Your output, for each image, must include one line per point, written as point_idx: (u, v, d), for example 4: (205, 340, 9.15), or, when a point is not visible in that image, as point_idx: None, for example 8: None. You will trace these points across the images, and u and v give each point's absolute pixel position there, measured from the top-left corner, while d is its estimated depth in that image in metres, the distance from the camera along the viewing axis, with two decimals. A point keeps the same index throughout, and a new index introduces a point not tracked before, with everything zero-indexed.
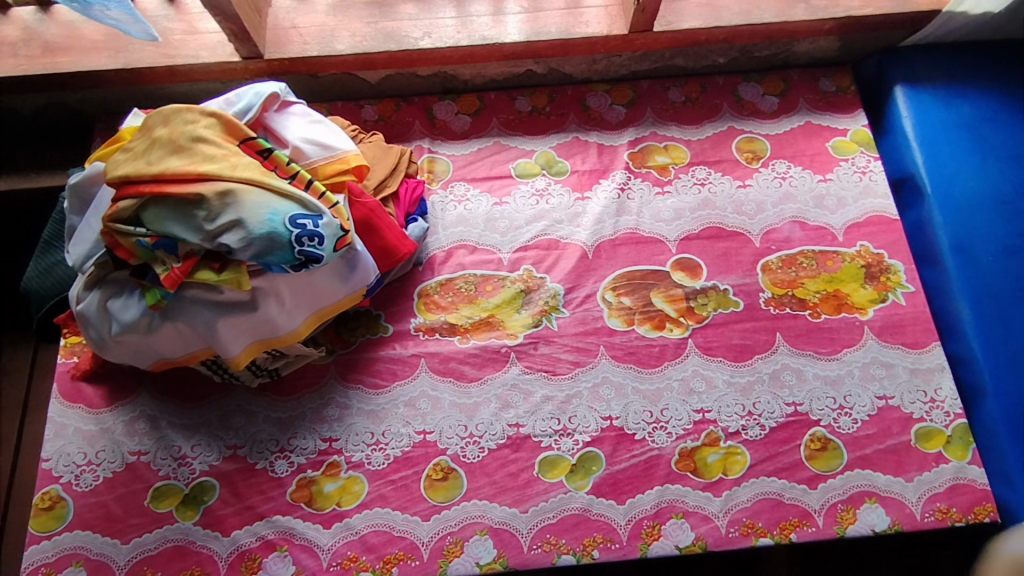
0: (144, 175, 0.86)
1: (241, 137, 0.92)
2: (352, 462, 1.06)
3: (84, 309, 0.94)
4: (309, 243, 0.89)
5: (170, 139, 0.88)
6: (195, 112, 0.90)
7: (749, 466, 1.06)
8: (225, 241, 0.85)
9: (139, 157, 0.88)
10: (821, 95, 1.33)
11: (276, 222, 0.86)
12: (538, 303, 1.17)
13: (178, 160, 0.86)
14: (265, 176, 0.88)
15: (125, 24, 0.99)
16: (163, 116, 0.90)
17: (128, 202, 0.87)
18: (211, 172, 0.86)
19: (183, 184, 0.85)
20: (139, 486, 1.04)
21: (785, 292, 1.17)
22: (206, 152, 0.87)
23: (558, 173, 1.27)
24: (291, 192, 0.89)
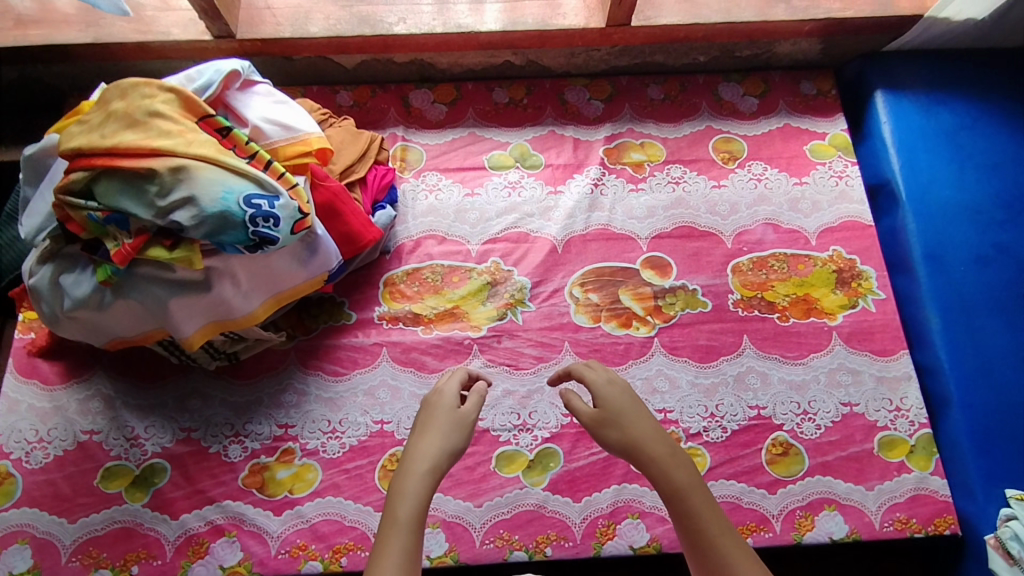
0: (97, 147, 0.84)
1: (201, 115, 0.90)
2: (306, 449, 1.05)
3: (38, 283, 0.93)
4: (266, 224, 0.88)
5: (126, 113, 0.86)
6: (153, 87, 0.88)
7: (708, 468, 1.05)
8: (178, 217, 0.84)
9: (93, 130, 0.86)
10: (801, 97, 1.32)
11: (232, 200, 0.86)
12: (504, 296, 1.15)
13: (132, 134, 0.85)
14: (221, 154, 0.87)
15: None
16: (120, 89, 0.88)
17: (78, 174, 0.85)
18: (166, 147, 0.84)
19: (137, 158, 0.84)
20: (89, 465, 1.03)
21: (754, 294, 1.16)
22: (161, 127, 0.86)
23: (532, 166, 1.25)
24: (247, 171, 0.87)
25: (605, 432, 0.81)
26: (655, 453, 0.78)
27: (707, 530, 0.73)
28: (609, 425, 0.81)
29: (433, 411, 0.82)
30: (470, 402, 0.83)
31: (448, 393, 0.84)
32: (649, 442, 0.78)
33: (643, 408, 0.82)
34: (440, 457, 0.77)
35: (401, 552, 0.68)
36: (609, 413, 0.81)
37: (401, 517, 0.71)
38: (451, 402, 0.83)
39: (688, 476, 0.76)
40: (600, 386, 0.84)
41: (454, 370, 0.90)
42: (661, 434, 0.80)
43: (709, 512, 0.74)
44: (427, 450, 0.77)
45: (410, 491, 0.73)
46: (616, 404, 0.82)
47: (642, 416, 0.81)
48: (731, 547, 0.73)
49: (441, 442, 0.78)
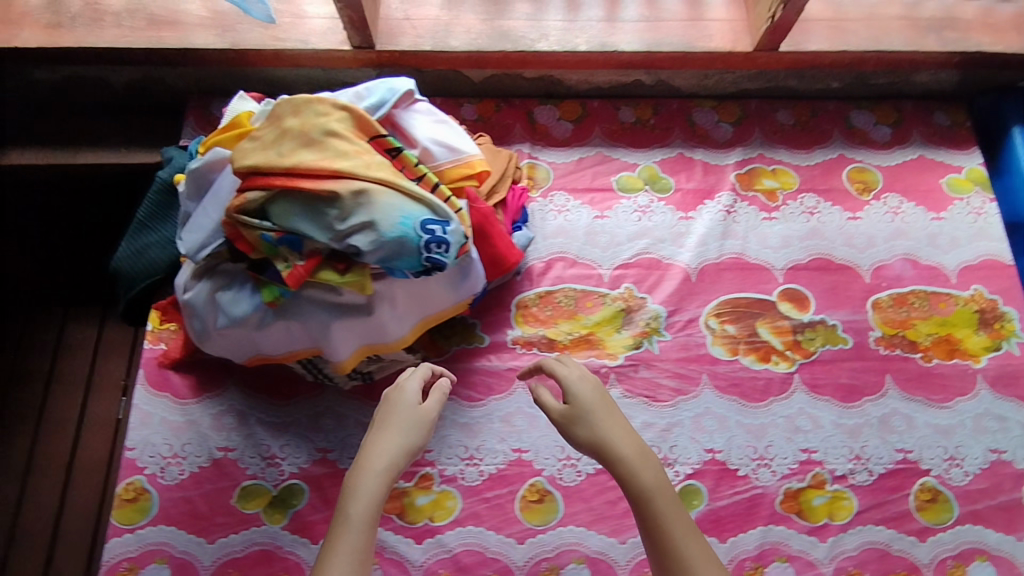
0: (274, 166, 0.82)
1: (372, 134, 0.87)
2: (445, 475, 1.03)
3: (193, 299, 0.91)
4: (439, 251, 0.85)
5: (301, 130, 0.83)
6: (327, 103, 0.85)
7: (857, 512, 1.04)
8: (354, 241, 0.82)
9: (268, 147, 0.84)
10: (935, 128, 1.28)
11: (408, 225, 0.83)
12: (639, 324, 1.13)
13: (311, 154, 0.82)
14: (397, 178, 0.84)
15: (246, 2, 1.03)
16: (293, 105, 0.85)
17: (253, 193, 0.82)
18: (346, 169, 0.81)
19: (316, 178, 0.81)
20: (226, 484, 1.01)
21: (895, 332, 1.14)
22: (339, 147, 0.83)
23: (661, 190, 1.21)
24: (422, 195, 0.84)
25: (573, 428, 0.87)
26: (624, 454, 0.83)
27: (669, 528, 0.79)
28: (578, 423, 0.87)
29: (393, 408, 0.87)
30: (431, 400, 0.89)
31: (410, 390, 0.89)
32: (618, 440, 0.84)
33: (612, 409, 0.88)
34: (399, 454, 0.83)
35: (356, 543, 0.75)
36: (577, 411, 0.87)
37: (352, 513, 0.77)
38: (412, 399, 0.89)
39: (654, 477, 0.82)
40: (573, 385, 0.89)
41: (419, 366, 0.95)
42: (623, 431, 0.86)
43: (672, 509, 0.80)
44: (386, 448, 0.83)
45: (366, 486, 0.79)
46: (585, 404, 0.87)
47: (608, 414, 0.87)
48: (695, 548, 0.78)
49: (400, 439, 0.84)
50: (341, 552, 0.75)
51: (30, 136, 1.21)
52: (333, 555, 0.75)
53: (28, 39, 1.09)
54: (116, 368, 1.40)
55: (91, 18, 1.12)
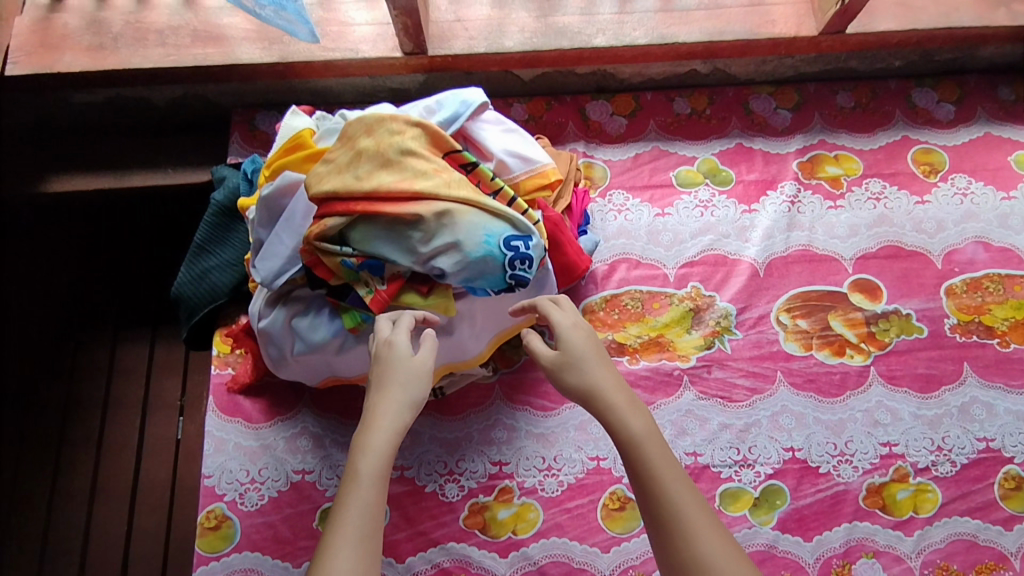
0: (354, 191, 0.79)
1: (447, 150, 0.85)
2: (524, 488, 1.02)
3: (268, 326, 0.89)
4: (522, 267, 0.82)
5: (378, 151, 0.81)
6: (399, 121, 0.83)
7: (941, 504, 1.01)
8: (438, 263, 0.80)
9: (343, 170, 0.81)
10: (1000, 103, 1.24)
11: (491, 243, 0.80)
12: (709, 323, 1.11)
13: (390, 176, 0.80)
14: (478, 195, 0.82)
15: (292, 25, 1.00)
16: (365, 124, 0.83)
17: (331, 219, 0.80)
18: (427, 189, 0.79)
19: (396, 201, 0.79)
20: (307, 507, 1.00)
21: (971, 318, 1.11)
22: (417, 167, 0.80)
23: (722, 182, 1.19)
24: (503, 211, 0.82)
25: (561, 376, 0.82)
26: (614, 401, 0.79)
27: (660, 476, 0.74)
28: (562, 370, 0.82)
29: (387, 365, 0.77)
30: (426, 350, 0.78)
31: (402, 342, 0.78)
32: (606, 388, 0.80)
33: (604, 358, 0.83)
34: (402, 414, 0.74)
35: (363, 502, 0.67)
36: (568, 358, 0.82)
37: (363, 472, 0.69)
38: (407, 352, 0.78)
39: (645, 426, 0.77)
40: (565, 331, 0.83)
41: (401, 312, 0.83)
42: (612, 379, 0.81)
43: (663, 460, 0.75)
44: (388, 408, 0.74)
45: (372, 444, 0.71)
46: (572, 352, 0.82)
47: (597, 361, 0.82)
48: (687, 497, 0.73)
49: (401, 398, 0.75)
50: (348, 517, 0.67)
51: (76, 160, 1.18)
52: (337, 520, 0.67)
53: (73, 63, 1.09)
54: (171, 389, 1.36)
55: (135, 37, 1.10)
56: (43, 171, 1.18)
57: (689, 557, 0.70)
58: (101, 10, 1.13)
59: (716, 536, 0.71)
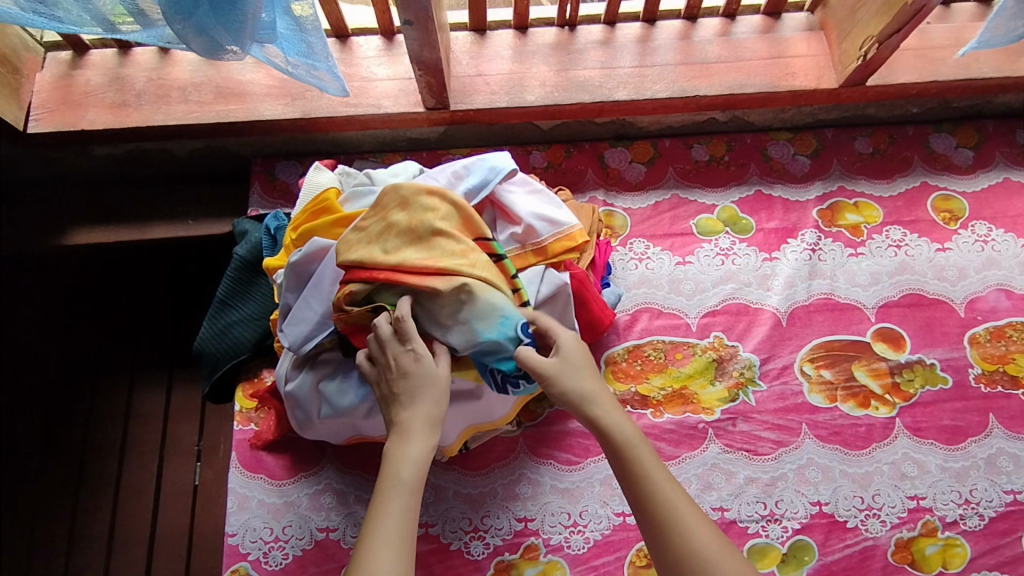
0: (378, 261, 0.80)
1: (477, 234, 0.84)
2: (550, 545, 1.01)
3: (295, 390, 0.89)
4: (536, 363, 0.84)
5: (408, 227, 0.81)
6: (436, 199, 0.83)
7: (970, 559, 1.01)
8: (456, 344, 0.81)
9: (373, 241, 0.81)
10: (1018, 148, 1.24)
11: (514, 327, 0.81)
12: (732, 374, 1.10)
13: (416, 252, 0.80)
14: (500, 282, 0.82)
15: (315, 76, 0.96)
16: (401, 198, 0.83)
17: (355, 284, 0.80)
18: (449, 267, 0.79)
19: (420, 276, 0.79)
20: (331, 566, 0.99)
21: (995, 368, 1.10)
22: (446, 246, 0.80)
23: (742, 231, 1.19)
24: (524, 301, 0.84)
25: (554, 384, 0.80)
26: (603, 406, 0.80)
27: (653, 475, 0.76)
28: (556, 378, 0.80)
29: (411, 375, 0.77)
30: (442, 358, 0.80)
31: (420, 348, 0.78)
32: (595, 394, 0.80)
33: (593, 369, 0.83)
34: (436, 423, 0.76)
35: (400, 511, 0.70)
36: (565, 364, 0.81)
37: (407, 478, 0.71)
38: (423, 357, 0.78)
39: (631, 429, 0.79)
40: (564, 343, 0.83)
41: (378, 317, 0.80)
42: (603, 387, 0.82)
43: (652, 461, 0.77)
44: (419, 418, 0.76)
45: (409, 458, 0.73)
46: (566, 360, 0.81)
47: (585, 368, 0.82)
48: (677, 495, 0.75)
49: (430, 409, 0.76)
50: (386, 526, 0.69)
51: (96, 212, 1.19)
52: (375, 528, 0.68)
53: (96, 121, 1.09)
54: (188, 434, 1.35)
55: (157, 94, 1.11)
56: (63, 224, 1.18)
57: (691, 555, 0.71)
58: (123, 65, 1.13)
59: (718, 538, 0.73)
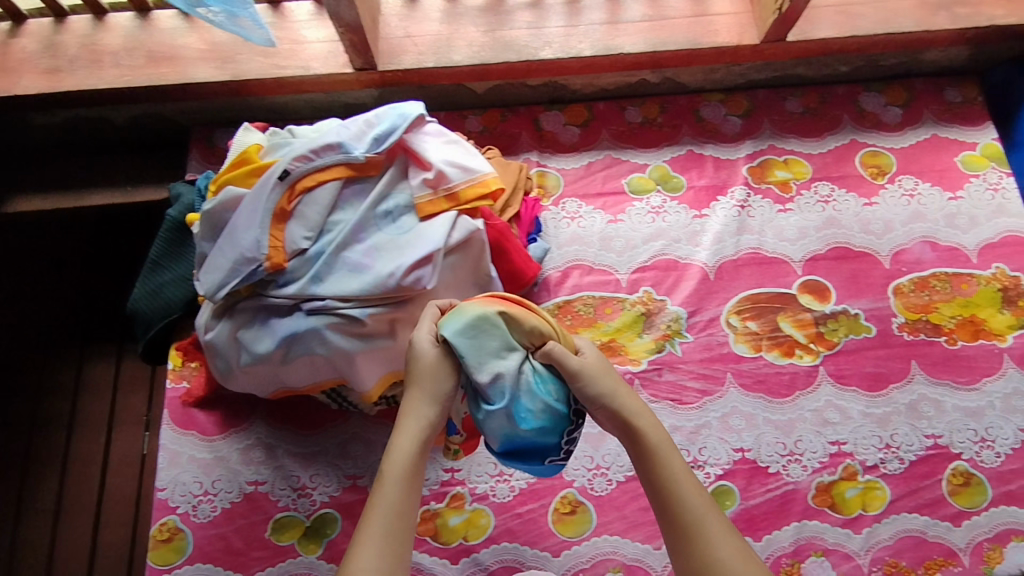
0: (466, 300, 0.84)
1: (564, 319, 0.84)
2: (475, 494, 1.03)
3: (214, 338, 0.91)
4: (574, 429, 0.81)
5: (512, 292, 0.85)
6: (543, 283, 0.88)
7: (889, 501, 1.03)
8: (475, 366, 0.75)
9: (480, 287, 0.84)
10: (947, 105, 1.26)
11: (555, 375, 0.79)
12: (660, 327, 1.12)
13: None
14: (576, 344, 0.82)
15: (235, 25, 0.93)
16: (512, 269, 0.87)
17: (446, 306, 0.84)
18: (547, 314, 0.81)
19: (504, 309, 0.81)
20: (258, 518, 1.02)
21: (919, 317, 1.12)
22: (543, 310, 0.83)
23: (674, 189, 1.21)
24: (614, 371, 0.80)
25: (582, 384, 0.76)
26: (631, 409, 0.76)
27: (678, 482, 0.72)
28: (589, 377, 0.76)
29: (413, 363, 0.78)
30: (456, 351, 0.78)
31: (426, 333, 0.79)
32: (626, 397, 0.76)
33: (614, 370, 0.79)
34: (433, 409, 0.75)
35: (396, 498, 0.70)
36: (592, 366, 0.77)
37: (388, 470, 0.71)
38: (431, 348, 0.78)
39: (660, 434, 0.75)
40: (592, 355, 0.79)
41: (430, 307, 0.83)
42: (633, 392, 0.78)
43: (681, 465, 0.74)
44: (416, 405, 0.76)
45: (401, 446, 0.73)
46: (594, 364, 0.78)
47: (611, 371, 0.79)
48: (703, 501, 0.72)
49: (425, 395, 0.76)
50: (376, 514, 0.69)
51: (35, 180, 1.20)
52: (371, 515, 0.70)
53: (29, 87, 1.11)
54: (137, 405, 1.37)
55: (90, 59, 1.13)
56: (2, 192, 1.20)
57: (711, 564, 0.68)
58: (58, 33, 1.15)
59: (747, 556, 0.69)
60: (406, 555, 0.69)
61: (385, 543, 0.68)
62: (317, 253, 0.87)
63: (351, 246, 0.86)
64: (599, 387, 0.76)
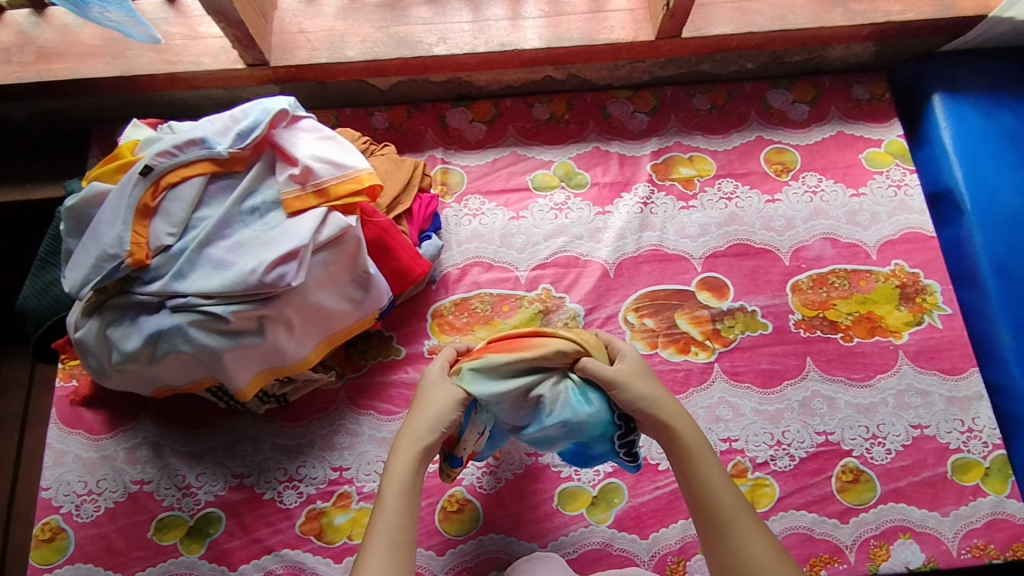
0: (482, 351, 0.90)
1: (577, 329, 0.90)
2: (363, 492, 1.02)
3: (84, 337, 0.90)
4: (624, 433, 0.87)
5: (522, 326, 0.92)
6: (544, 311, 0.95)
7: (778, 498, 1.02)
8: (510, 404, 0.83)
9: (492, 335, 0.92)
10: (854, 103, 1.26)
11: (594, 385, 0.86)
12: (557, 325, 1.11)
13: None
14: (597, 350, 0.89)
15: (127, 26, 0.93)
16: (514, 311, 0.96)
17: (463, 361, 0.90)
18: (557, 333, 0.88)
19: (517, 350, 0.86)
20: (142, 517, 1.01)
21: (816, 314, 1.12)
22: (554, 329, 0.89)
23: (578, 185, 1.21)
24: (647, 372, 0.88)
25: (619, 390, 0.84)
26: (667, 413, 0.84)
27: (710, 478, 0.81)
28: (625, 384, 0.84)
29: (420, 392, 0.86)
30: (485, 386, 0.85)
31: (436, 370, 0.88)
32: (663, 403, 0.85)
33: (654, 377, 0.88)
34: (432, 432, 0.82)
35: (396, 511, 0.76)
36: (627, 372, 0.85)
37: (390, 483, 0.78)
38: (438, 381, 0.86)
39: (695, 435, 0.84)
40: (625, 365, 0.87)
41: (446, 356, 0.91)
42: (672, 400, 0.86)
43: (714, 465, 0.82)
44: (417, 427, 0.82)
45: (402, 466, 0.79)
46: (630, 369, 0.86)
47: (650, 378, 0.87)
48: (732, 498, 0.80)
49: (427, 420, 0.82)
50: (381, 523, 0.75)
51: None
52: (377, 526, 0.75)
53: None
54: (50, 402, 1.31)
55: None
56: None
57: (738, 552, 0.76)
58: None
59: (774, 550, 0.76)
60: (408, 563, 0.74)
61: (388, 548, 0.73)
62: (180, 250, 0.86)
63: (215, 243, 0.86)
64: (636, 390, 0.84)
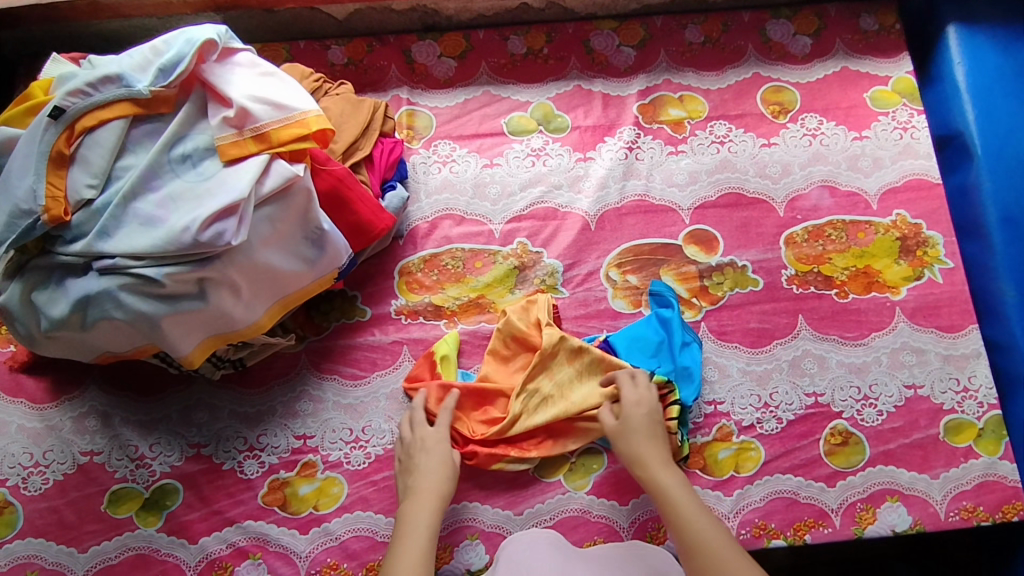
0: (532, 415, 0.93)
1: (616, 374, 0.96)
2: (328, 461, 0.96)
3: (6, 302, 0.81)
4: None
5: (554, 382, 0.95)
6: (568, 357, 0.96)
7: (763, 462, 0.97)
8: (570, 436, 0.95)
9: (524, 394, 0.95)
10: (861, 35, 1.15)
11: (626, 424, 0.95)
12: (534, 282, 1.03)
13: (564, 366, 0.96)
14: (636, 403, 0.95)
15: None
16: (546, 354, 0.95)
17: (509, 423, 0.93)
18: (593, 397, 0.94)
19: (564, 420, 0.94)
20: (93, 490, 0.95)
21: (810, 268, 1.05)
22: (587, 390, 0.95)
23: (557, 129, 1.10)
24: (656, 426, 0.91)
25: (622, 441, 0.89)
26: (652, 458, 0.87)
27: (692, 519, 0.82)
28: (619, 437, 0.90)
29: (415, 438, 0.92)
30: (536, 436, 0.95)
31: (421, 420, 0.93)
32: (652, 453, 0.88)
33: (654, 426, 0.90)
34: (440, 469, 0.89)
35: (419, 530, 0.83)
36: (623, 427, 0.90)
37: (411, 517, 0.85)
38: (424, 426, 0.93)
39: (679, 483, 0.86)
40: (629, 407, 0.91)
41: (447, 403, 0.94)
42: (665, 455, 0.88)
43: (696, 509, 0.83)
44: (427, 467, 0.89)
45: (420, 493, 0.87)
46: (630, 421, 0.90)
47: (647, 431, 0.90)
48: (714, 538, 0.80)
49: (433, 460, 0.89)
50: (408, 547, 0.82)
51: None
52: (401, 552, 0.81)
53: None
54: None
55: None
56: None
57: None
58: None
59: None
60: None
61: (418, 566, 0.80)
62: (103, 205, 0.76)
63: (141, 196, 0.76)
64: (626, 441, 0.89)
